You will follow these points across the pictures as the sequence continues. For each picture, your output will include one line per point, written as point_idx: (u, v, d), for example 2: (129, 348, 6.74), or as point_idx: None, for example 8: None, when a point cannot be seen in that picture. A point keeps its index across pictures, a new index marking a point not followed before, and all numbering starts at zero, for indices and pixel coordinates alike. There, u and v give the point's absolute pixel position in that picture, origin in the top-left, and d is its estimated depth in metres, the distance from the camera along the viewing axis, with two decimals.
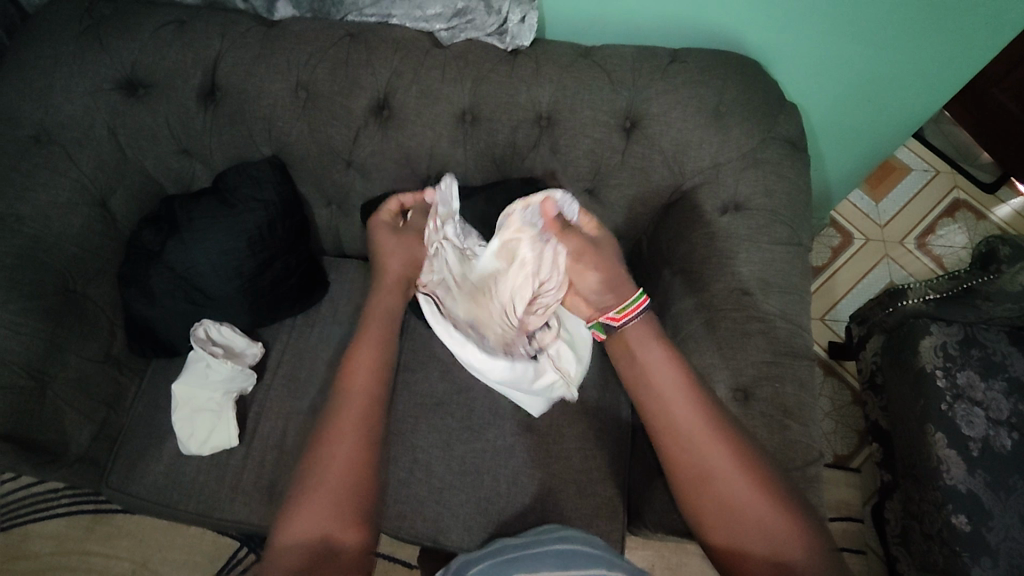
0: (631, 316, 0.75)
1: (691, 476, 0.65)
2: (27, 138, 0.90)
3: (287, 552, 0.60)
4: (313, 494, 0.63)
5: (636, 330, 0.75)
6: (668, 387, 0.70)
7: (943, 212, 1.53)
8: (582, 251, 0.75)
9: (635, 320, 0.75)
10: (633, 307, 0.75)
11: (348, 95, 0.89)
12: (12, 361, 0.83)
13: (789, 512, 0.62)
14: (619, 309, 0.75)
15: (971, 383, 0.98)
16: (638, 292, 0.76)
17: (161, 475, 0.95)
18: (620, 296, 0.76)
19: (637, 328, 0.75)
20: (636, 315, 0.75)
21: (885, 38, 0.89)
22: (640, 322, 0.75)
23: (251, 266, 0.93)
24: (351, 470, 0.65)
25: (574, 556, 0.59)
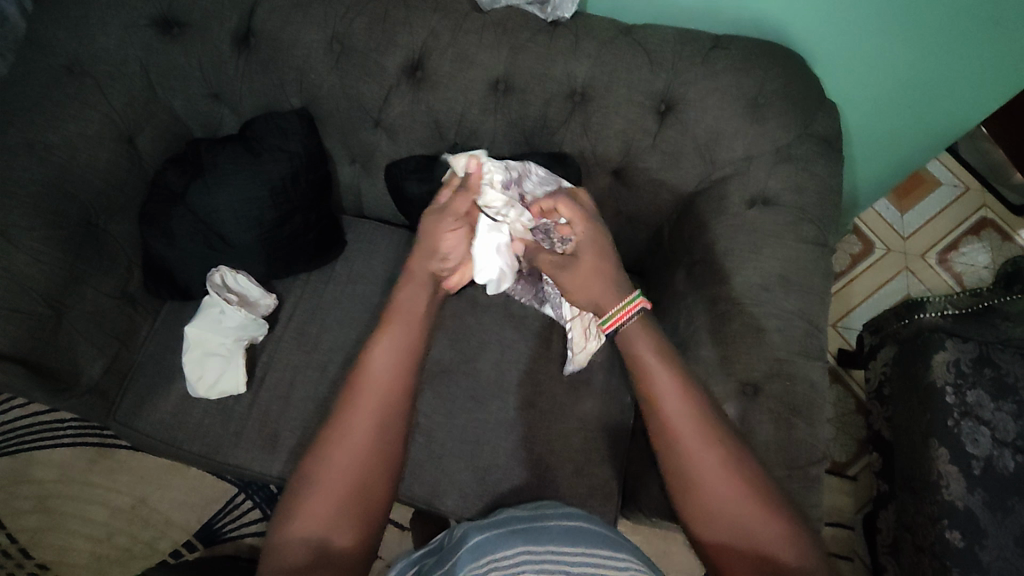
0: (622, 323, 0.70)
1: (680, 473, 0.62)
2: (60, 68, 0.90)
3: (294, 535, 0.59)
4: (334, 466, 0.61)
5: (632, 338, 0.69)
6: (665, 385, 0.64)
7: (968, 229, 1.50)
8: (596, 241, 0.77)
9: (627, 323, 0.69)
10: (624, 315, 0.70)
11: (383, 53, 0.88)
12: (31, 287, 0.84)
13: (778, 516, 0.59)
14: (609, 317, 0.71)
15: (980, 403, 0.97)
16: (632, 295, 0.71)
17: (167, 414, 0.97)
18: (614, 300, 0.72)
19: (638, 335, 0.68)
20: (633, 320, 0.69)
21: (935, 41, 0.86)
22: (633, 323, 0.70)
23: (271, 216, 0.93)
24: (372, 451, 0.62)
25: (579, 533, 0.60)
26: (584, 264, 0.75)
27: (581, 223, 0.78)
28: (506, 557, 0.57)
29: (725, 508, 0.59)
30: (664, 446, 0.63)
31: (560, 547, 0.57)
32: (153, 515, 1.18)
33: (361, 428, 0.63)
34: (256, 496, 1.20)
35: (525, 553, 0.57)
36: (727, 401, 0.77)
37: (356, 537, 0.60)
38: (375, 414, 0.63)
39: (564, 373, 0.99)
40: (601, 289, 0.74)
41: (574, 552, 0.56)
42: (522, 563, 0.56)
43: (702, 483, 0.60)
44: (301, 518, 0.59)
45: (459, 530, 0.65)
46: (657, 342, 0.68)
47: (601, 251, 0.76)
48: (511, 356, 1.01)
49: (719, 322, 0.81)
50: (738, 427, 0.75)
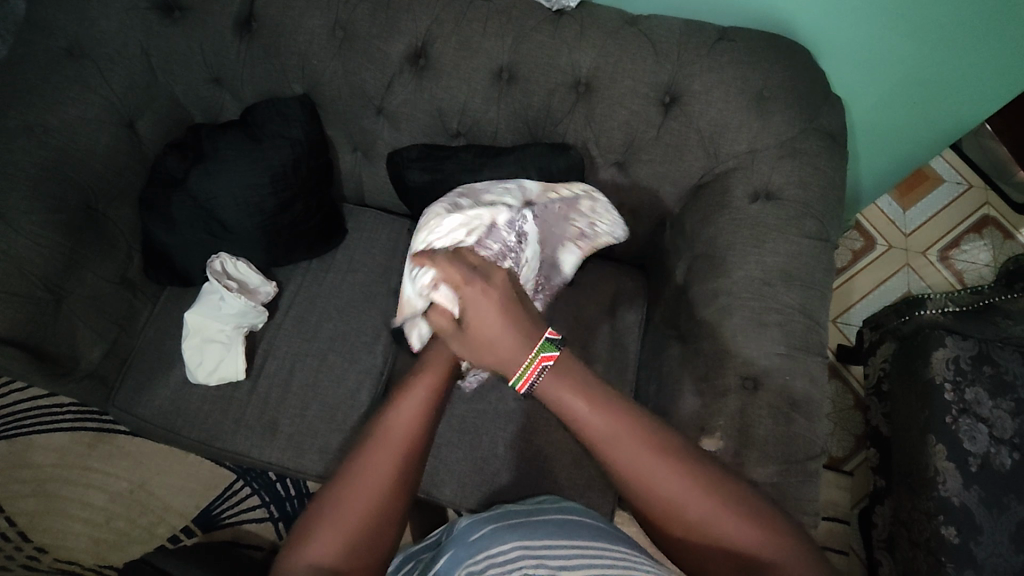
0: (534, 381, 0.61)
1: (647, 499, 0.58)
2: (60, 50, 0.89)
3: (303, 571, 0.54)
4: (354, 489, 0.57)
5: (548, 393, 0.61)
6: (603, 427, 0.58)
7: (970, 227, 1.50)
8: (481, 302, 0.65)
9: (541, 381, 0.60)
10: (531, 373, 0.61)
11: (386, 40, 0.87)
12: (30, 271, 0.83)
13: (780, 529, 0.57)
14: (516, 377, 0.61)
15: (978, 400, 0.97)
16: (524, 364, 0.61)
17: (167, 400, 0.97)
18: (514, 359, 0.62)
19: (555, 391, 0.60)
20: (542, 374, 0.60)
21: (944, 37, 0.85)
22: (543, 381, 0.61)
23: (272, 203, 0.93)
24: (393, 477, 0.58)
25: (574, 527, 0.60)
26: (474, 314, 0.64)
27: (463, 280, 0.67)
28: (501, 552, 0.56)
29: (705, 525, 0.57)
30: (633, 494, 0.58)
31: (555, 541, 0.57)
32: (151, 501, 1.19)
33: (385, 448, 0.59)
34: (254, 483, 1.20)
35: (519, 547, 0.57)
36: (726, 395, 0.77)
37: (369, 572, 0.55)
38: (396, 464, 0.58)
39: None
40: (501, 340, 0.63)
41: (572, 545, 0.56)
42: (519, 555, 0.55)
43: (678, 505, 0.57)
44: (312, 553, 0.55)
45: (459, 526, 0.65)
46: (578, 379, 0.61)
47: (485, 295, 0.65)
48: None
49: (720, 316, 0.81)
50: (736, 421, 0.75)
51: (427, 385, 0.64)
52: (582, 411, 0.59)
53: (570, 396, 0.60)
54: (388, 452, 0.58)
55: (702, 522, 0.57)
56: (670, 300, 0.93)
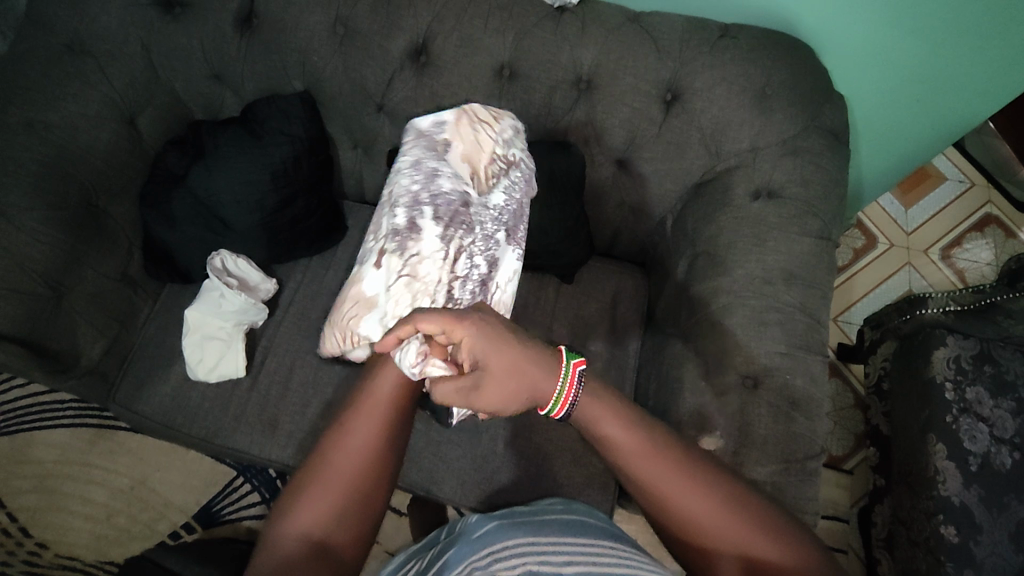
0: (573, 400, 0.61)
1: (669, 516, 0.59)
2: (60, 46, 0.89)
3: (288, 537, 0.58)
4: (337, 459, 0.61)
5: (589, 412, 0.61)
6: (636, 445, 0.60)
7: (972, 225, 1.50)
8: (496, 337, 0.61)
9: (583, 397, 0.61)
10: (571, 390, 0.60)
11: (387, 36, 0.87)
12: (31, 268, 0.84)
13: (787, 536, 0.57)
14: (553, 407, 0.61)
15: (979, 399, 0.97)
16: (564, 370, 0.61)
17: (167, 397, 0.97)
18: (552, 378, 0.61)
19: (593, 407, 0.61)
20: (581, 391, 0.60)
21: (948, 35, 0.85)
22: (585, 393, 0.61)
23: (273, 201, 0.93)
24: (374, 447, 0.62)
25: (577, 527, 0.60)
26: (490, 366, 0.60)
27: (456, 328, 0.61)
28: (506, 547, 0.56)
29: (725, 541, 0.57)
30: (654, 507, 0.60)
31: (559, 539, 0.57)
32: (152, 497, 1.19)
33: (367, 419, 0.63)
34: (255, 479, 1.21)
35: (524, 544, 0.56)
36: (727, 393, 0.77)
37: (353, 538, 0.59)
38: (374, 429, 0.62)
39: None
40: (524, 374, 0.60)
41: (575, 545, 0.56)
42: (523, 552, 0.55)
43: (696, 518, 0.57)
44: (296, 518, 0.58)
45: (466, 521, 0.65)
46: (611, 402, 0.62)
47: (491, 337, 0.61)
48: None
49: (721, 315, 0.81)
50: (736, 420, 0.75)
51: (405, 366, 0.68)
52: (618, 432, 0.60)
53: (607, 422, 0.61)
54: (366, 420, 0.63)
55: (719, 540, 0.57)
56: (670, 297, 0.93)
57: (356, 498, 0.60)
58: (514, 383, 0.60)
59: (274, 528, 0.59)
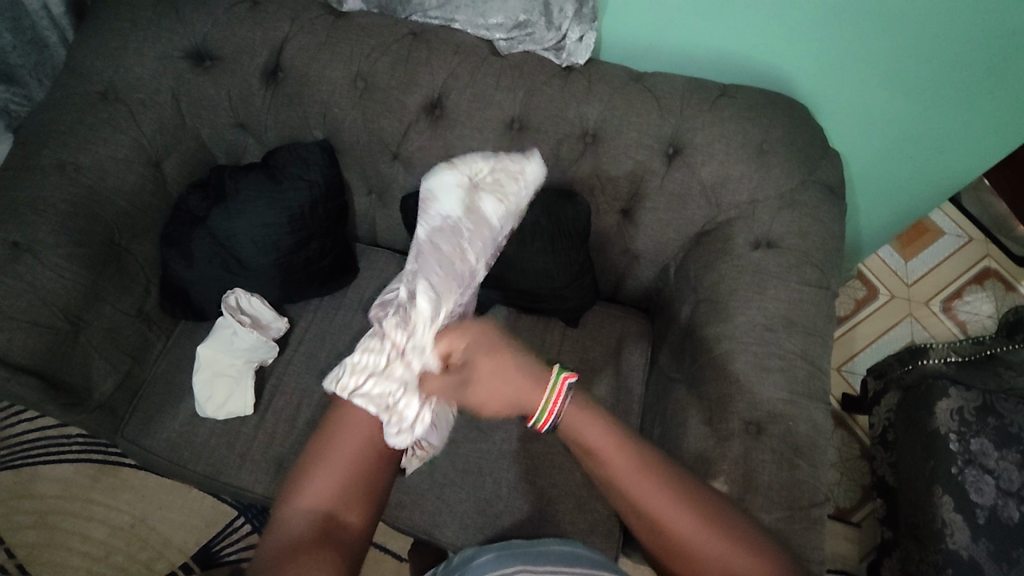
0: (555, 418, 0.67)
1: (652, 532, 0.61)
2: (95, 94, 0.93)
3: (299, 519, 0.67)
4: (336, 455, 0.72)
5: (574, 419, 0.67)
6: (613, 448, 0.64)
7: (971, 278, 1.52)
8: (487, 342, 0.70)
9: (565, 407, 0.67)
10: (550, 405, 0.67)
11: (404, 91, 0.92)
12: (52, 302, 0.85)
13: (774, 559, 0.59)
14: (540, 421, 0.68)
15: (984, 451, 0.97)
16: (554, 375, 0.68)
17: (174, 433, 0.98)
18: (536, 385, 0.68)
19: (576, 414, 0.67)
20: (568, 401, 0.67)
21: (938, 95, 0.90)
22: (568, 403, 0.67)
23: (288, 242, 0.96)
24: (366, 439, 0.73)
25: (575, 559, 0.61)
26: (481, 369, 0.69)
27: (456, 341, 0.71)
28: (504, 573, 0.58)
29: (714, 564, 0.58)
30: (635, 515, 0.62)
31: (558, 567, 0.59)
32: (152, 536, 1.18)
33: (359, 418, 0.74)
34: (255, 520, 1.20)
35: (523, 574, 0.58)
36: (730, 439, 0.78)
37: (355, 521, 0.69)
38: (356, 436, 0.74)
39: None
40: (515, 384, 0.68)
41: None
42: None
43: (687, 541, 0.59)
44: (304, 504, 0.68)
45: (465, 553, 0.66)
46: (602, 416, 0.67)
47: (491, 346, 0.70)
48: None
49: (723, 362, 0.83)
50: (740, 466, 0.76)
51: None
52: (596, 437, 0.65)
53: (590, 427, 0.66)
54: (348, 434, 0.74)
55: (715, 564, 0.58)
56: (674, 343, 0.95)
57: (359, 483, 0.71)
58: (488, 369, 0.69)
59: (280, 518, 0.67)
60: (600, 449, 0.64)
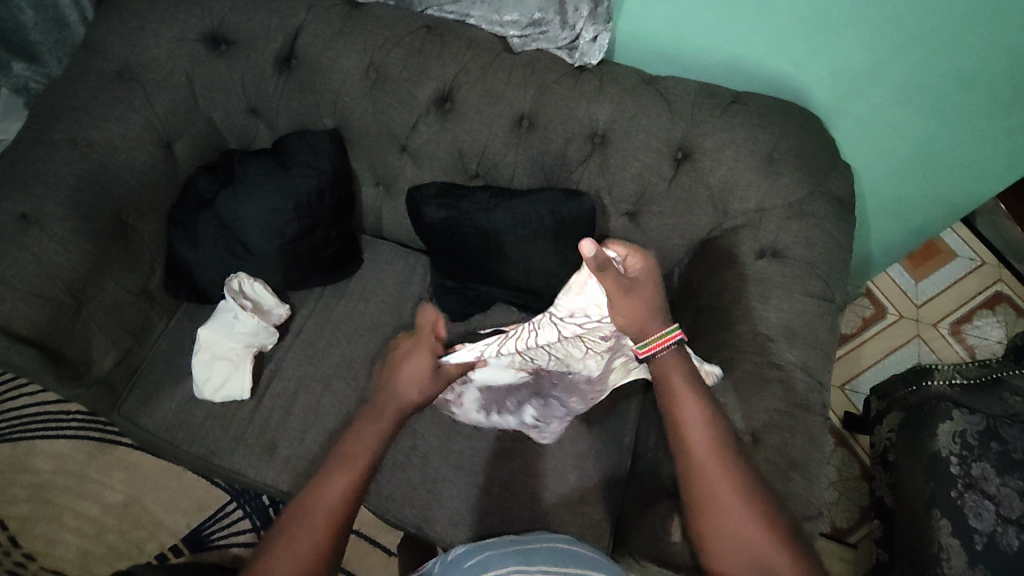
0: (657, 352, 0.76)
1: (699, 505, 0.66)
2: (111, 72, 0.94)
3: None
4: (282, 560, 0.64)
5: (668, 369, 0.74)
6: (689, 409, 0.71)
7: (983, 302, 1.49)
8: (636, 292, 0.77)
9: (666, 354, 0.75)
10: (664, 341, 0.75)
11: (415, 83, 0.92)
12: (57, 275, 0.86)
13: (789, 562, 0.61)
14: (647, 342, 0.76)
15: (985, 476, 0.96)
16: (672, 325, 0.76)
17: (172, 413, 0.98)
18: (649, 329, 0.76)
19: (672, 367, 0.74)
20: (673, 348, 0.75)
21: (952, 114, 0.89)
22: (671, 352, 0.75)
23: (293, 229, 0.96)
24: (325, 526, 0.67)
25: (569, 556, 0.61)
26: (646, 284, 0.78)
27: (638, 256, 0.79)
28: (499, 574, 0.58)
29: (743, 549, 0.63)
30: (691, 478, 0.67)
31: (551, 568, 0.58)
32: (144, 516, 1.18)
33: (320, 505, 0.68)
34: (247, 506, 1.20)
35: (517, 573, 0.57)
36: None
37: None
38: (357, 474, 0.71)
39: None
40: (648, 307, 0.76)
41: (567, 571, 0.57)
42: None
43: (726, 524, 0.64)
44: None
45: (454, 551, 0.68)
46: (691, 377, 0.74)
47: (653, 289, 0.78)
48: None
49: (722, 371, 0.82)
50: None
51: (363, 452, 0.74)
52: (682, 389, 0.72)
53: (686, 405, 0.71)
54: (348, 467, 0.72)
55: (743, 537, 0.63)
56: None
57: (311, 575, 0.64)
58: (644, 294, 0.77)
59: None
60: (682, 400, 0.71)
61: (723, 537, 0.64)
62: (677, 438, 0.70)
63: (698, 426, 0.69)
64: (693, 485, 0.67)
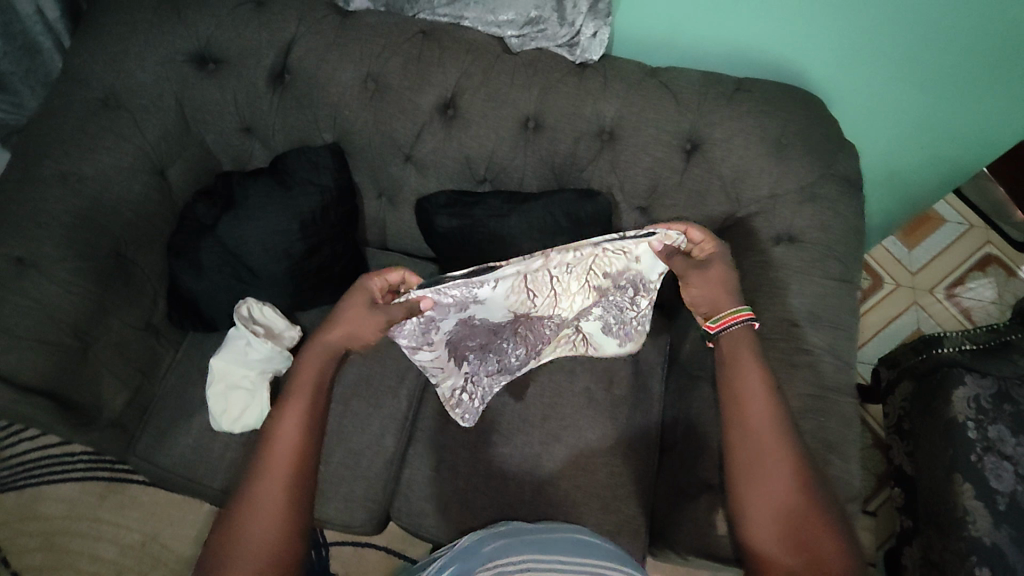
0: (728, 328, 0.76)
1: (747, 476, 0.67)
2: (95, 100, 0.89)
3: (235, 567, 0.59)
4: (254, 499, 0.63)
5: (738, 344, 0.74)
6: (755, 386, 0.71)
7: (974, 265, 1.53)
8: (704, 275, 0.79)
9: (737, 330, 0.75)
10: (731, 319, 0.76)
11: (416, 91, 0.89)
12: (60, 318, 0.82)
13: (835, 549, 0.63)
14: (717, 317, 0.77)
15: (1001, 438, 0.98)
16: (741, 306, 0.76)
17: (189, 448, 0.95)
18: (721, 305, 0.78)
19: (740, 343, 0.74)
20: (741, 329, 0.75)
21: (950, 89, 0.90)
22: (737, 331, 0.75)
23: (300, 249, 0.94)
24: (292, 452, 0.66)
25: (581, 546, 0.66)
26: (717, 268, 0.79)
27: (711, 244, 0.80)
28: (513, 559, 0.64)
29: (786, 528, 0.64)
30: (743, 452, 0.68)
31: (567, 558, 0.63)
32: (164, 554, 1.15)
33: (283, 434, 0.67)
34: None
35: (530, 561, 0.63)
36: None
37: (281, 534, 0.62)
38: (309, 395, 0.70)
39: (586, 407, 1.01)
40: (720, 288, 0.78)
41: (582, 561, 0.63)
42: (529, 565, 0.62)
43: (774, 501, 0.65)
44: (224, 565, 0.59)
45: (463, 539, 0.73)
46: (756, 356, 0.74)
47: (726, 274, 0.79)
48: (535, 390, 1.02)
49: None
50: None
51: (310, 377, 0.72)
52: (751, 368, 0.72)
53: (748, 385, 0.71)
54: (304, 391, 0.71)
55: (792, 519, 0.64)
56: (693, 341, 0.94)
57: (296, 494, 0.64)
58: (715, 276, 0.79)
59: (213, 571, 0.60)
60: (749, 378, 0.71)
61: (770, 514, 0.65)
62: (734, 413, 0.70)
63: (761, 406, 0.69)
64: (746, 459, 0.68)
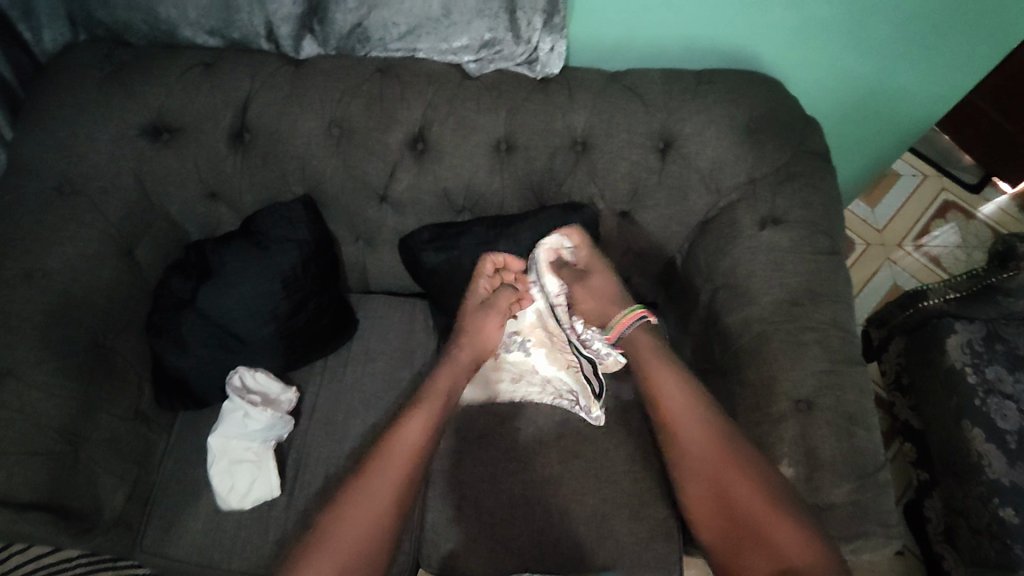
0: (623, 332, 0.84)
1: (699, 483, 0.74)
2: (49, 190, 0.85)
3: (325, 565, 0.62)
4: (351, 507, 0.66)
5: (642, 355, 0.82)
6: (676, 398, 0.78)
7: (934, 214, 1.58)
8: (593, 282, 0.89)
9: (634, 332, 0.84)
10: (627, 321, 0.84)
11: (384, 130, 0.88)
12: (46, 424, 0.77)
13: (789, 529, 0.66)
14: (613, 325, 0.85)
15: (1000, 378, 1.01)
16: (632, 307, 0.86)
17: (198, 534, 0.90)
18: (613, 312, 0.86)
19: (647, 357, 0.82)
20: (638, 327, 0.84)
21: (896, 53, 0.93)
22: (638, 330, 0.84)
23: (286, 307, 0.91)
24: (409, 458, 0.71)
25: None
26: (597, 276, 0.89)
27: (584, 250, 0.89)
28: None
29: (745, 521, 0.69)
30: (688, 461, 0.75)
31: None
32: None
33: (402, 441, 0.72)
34: None
35: None
36: (784, 420, 0.77)
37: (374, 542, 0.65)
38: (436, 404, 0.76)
39: None
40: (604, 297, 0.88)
41: None
42: None
43: (728, 498, 0.71)
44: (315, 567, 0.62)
45: None
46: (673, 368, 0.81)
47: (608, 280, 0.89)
48: (546, 410, 1.01)
49: (759, 345, 0.83)
50: (801, 445, 0.76)
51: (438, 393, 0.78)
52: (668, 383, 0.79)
53: (672, 396, 0.78)
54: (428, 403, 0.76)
55: (746, 514, 0.69)
56: (695, 335, 0.94)
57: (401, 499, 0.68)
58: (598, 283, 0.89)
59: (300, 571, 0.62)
60: (666, 390, 0.78)
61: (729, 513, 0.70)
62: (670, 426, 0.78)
63: (684, 411, 0.76)
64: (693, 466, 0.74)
